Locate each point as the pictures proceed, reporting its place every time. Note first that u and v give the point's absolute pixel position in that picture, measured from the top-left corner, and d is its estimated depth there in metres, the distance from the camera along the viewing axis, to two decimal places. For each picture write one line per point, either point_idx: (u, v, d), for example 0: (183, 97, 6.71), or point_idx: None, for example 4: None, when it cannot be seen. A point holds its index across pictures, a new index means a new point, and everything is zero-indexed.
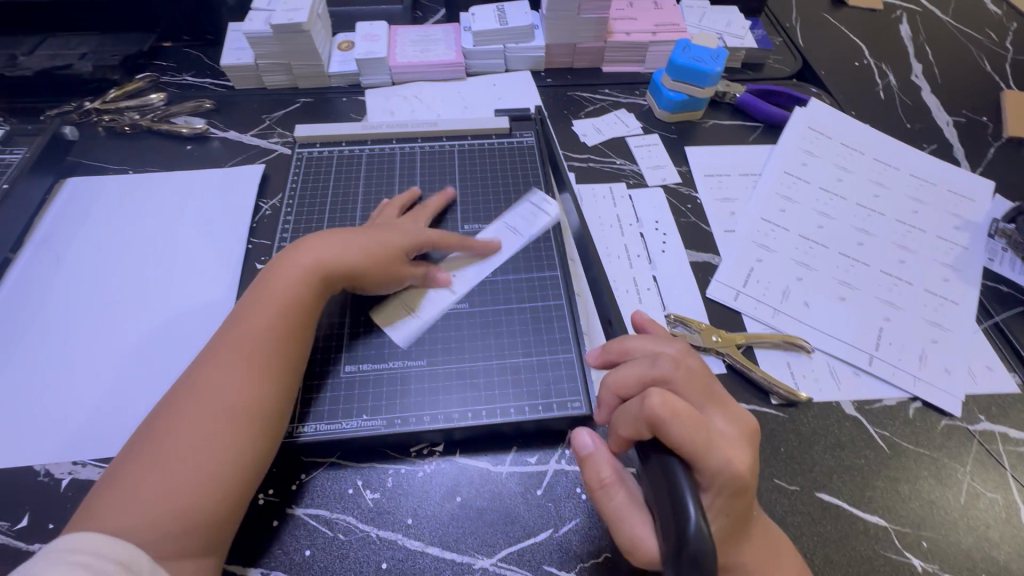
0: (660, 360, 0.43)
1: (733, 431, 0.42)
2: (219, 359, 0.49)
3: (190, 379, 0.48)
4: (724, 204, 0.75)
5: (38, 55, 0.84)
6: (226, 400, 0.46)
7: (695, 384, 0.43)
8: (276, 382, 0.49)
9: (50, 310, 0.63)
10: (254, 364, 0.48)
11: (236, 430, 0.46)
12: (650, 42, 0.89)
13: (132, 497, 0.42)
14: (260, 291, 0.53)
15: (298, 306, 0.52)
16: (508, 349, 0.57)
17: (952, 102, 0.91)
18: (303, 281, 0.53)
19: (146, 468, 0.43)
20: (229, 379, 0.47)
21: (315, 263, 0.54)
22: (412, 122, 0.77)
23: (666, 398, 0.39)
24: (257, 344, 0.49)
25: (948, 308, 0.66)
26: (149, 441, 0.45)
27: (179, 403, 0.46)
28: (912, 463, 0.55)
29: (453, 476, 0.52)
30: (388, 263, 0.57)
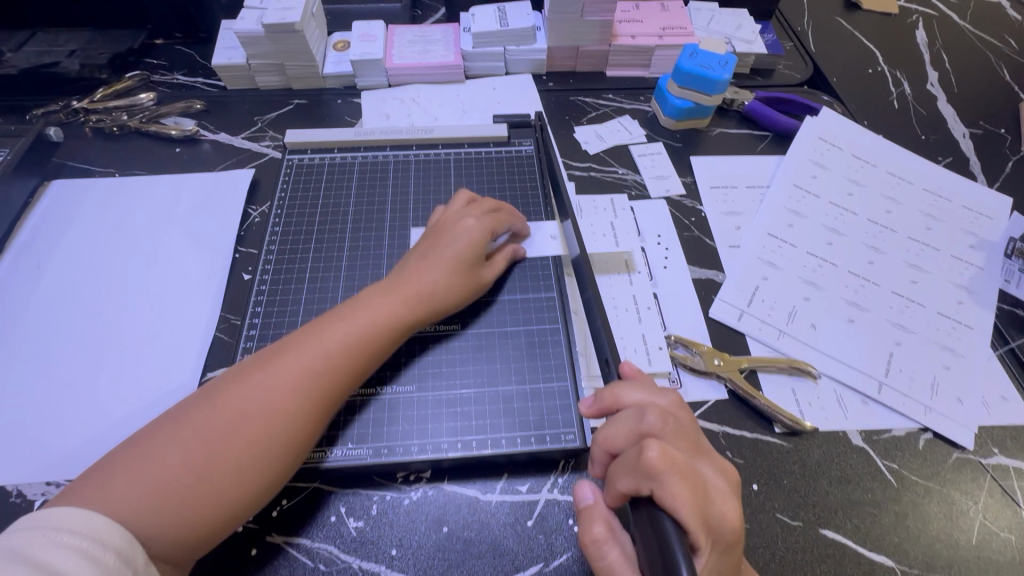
0: (648, 412, 0.40)
1: (722, 482, 0.40)
2: (277, 374, 0.47)
3: (241, 381, 0.47)
4: (729, 217, 0.73)
5: (26, 52, 0.81)
6: (270, 424, 0.45)
7: (685, 438, 0.40)
8: (320, 418, 0.47)
9: (30, 318, 0.61)
10: (308, 394, 0.47)
11: (269, 457, 0.44)
12: (656, 46, 0.85)
13: (150, 489, 0.41)
14: (338, 320, 0.51)
15: (373, 350, 0.50)
16: (502, 377, 0.54)
17: (969, 113, 0.87)
18: (389, 325, 0.51)
19: (173, 463, 0.42)
20: (280, 402, 0.46)
21: (408, 293, 0.53)
22: (407, 128, 0.75)
23: (663, 450, 0.36)
24: (318, 374, 0.47)
25: (962, 332, 0.63)
26: (183, 435, 0.43)
27: (222, 406, 0.45)
28: (923, 500, 0.52)
29: (441, 505, 0.50)
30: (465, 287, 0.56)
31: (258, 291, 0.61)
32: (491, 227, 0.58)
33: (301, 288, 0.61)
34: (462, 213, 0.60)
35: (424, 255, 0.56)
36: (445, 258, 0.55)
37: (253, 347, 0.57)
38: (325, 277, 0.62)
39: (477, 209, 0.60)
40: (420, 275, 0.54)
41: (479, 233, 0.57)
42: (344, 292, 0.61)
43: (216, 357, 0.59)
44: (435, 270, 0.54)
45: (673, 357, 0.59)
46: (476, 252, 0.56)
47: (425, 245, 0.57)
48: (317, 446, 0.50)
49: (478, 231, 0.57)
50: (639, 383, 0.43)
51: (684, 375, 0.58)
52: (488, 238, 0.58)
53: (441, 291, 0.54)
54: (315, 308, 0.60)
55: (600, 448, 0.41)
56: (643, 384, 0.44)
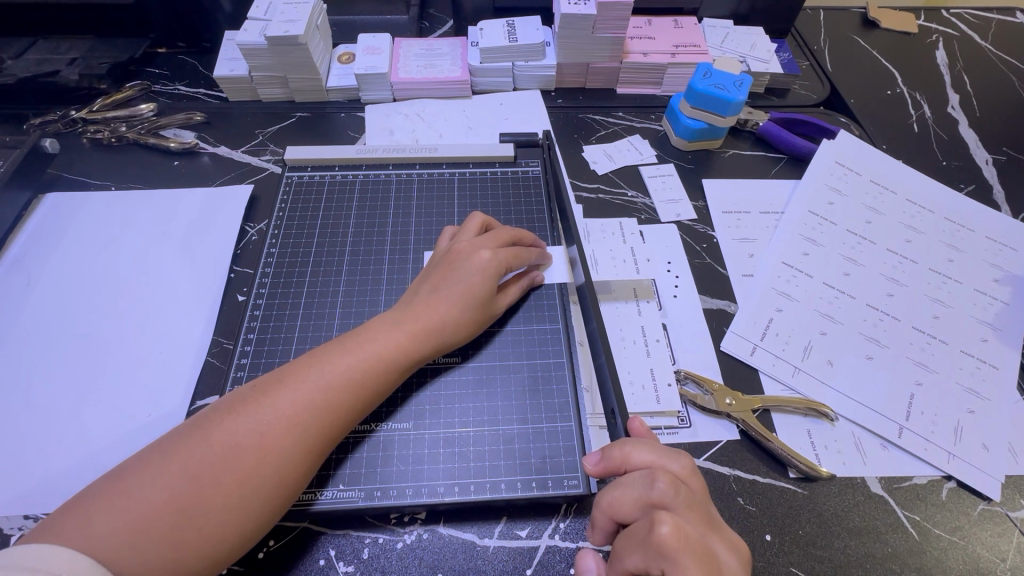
0: (658, 483, 0.39)
1: (735, 561, 0.39)
2: (274, 406, 0.44)
3: (235, 411, 0.44)
4: (742, 244, 0.70)
5: (26, 60, 0.80)
6: (262, 461, 0.42)
7: (696, 509, 0.40)
8: (316, 455, 0.45)
9: (17, 337, 0.59)
10: (305, 429, 0.44)
11: (257, 497, 0.42)
12: (669, 64, 0.83)
13: (133, 526, 0.38)
14: (341, 351, 0.48)
15: (376, 384, 0.48)
16: (502, 416, 0.52)
17: (991, 138, 0.85)
18: (394, 359, 0.49)
19: (159, 499, 0.40)
20: (275, 437, 0.43)
21: (416, 327, 0.50)
22: (411, 146, 0.73)
23: (676, 525, 0.37)
24: (317, 408, 0.45)
25: (986, 373, 0.60)
26: (172, 468, 0.41)
27: (213, 438, 0.43)
28: (947, 556, 0.49)
29: (435, 551, 0.47)
30: (476, 322, 0.53)
31: (251, 315, 0.58)
32: (507, 261, 0.55)
33: (296, 313, 0.59)
34: (475, 241, 0.56)
35: (434, 285, 0.53)
36: (456, 290, 0.53)
37: (244, 376, 0.54)
38: (322, 301, 0.60)
39: (489, 236, 0.56)
40: (430, 308, 0.52)
41: (492, 264, 0.54)
42: (341, 319, 0.58)
43: (206, 383, 0.57)
44: (445, 303, 0.52)
45: (682, 395, 0.56)
46: (489, 288, 0.53)
47: (435, 277, 0.54)
48: (308, 487, 0.47)
49: (491, 264, 0.54)
50: (648, 443, 0.43)
51: (695, 414, 0.56)
52: (503, 272, 0.55)
53: (450, 327, 0.52)
54: (310, 335, 0.57)
55: (607, 516, 0.41)
56: (653, 445, 0.43)
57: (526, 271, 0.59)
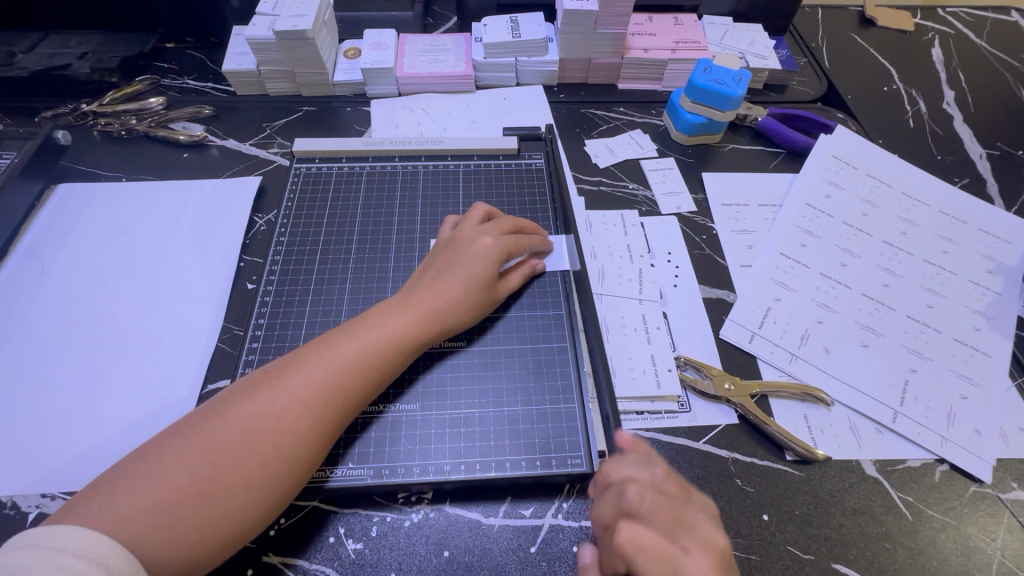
0: (624, 492, 0.41)
1: (707, 563, 0.40)
2: (288, 390, 0.46)
3: (250, 395, 0.45)
4: (741, 236, 0.71)
5: (37, 54, 0.81)
6: (280, 442, 0.44)
7: (665, 513, 0.41)
8: (330, 436, 0.46)
9: (32, 323, 0.61)
10: (319, 411, 0.46)
11: (277, 477, 0.43)
12: (670, 60, 0.84)
13: (157, 509, 0.39)
14: (351, 335, 0.50)
15: (386, 366, 0.49)
16: (507, 398, 0.53)
17: (986, 133, 0.86)
18: (403, 342, 0.50)
19: (181, 483, 0.41)
20: (291, 420, 0.45)
21: (421, 311, 0.52)
22: (416, 139, 0.74)
23: (631, 532, 0.39)
24: (330, 391, 0.46)
25: (980, 360, 0.61)
26: (191, 453, 0.42)
27: (230, 421, 0.44)
28: (939, 535, 0.51)
29: (442, 529, 0.48)
30: (479, 305, 0.55)
31: (262, 301, 0.60)
32: (508, 246, 0.57)
33: (305, 300, 0.60)
34: (477, 228, 0.58)
35: (437, 272, 0.55)
36: (459, 276, 0.54)
37: (255, 361, 0.55)
38: (331, 288, 0.61)
39: (491, 226, 0.59)
40: (435, 293, 0.53)
41: (492, 250, 0.56)
42: (350, 305, 0.60)
43: (217, 368, 0.58)
44: (449, 288, 0.53)
45: (682, 380, 0.58)
46: (492, 271, 0.55)
47: (439, 263, 0.56)
48: (321, 465, 0.49)
49: (494, 248, 0.56)
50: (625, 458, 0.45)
51: (694, 399, 0.57)
52: (505, 257, 0.57)
53: (456, 309, 0.53)
54: (319, 321, 0.59)
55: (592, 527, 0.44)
56: (630, 458, 0.45)
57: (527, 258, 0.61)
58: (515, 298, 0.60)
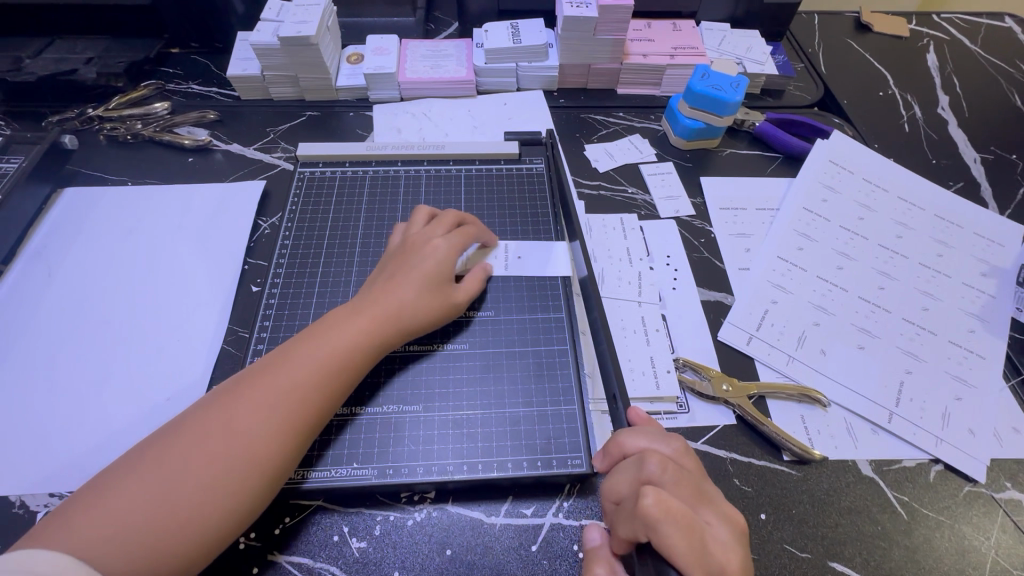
0: (647, 462, 0.42)
1: (725, 532, 0.41)
2: (243, 399, 0.46)
3: (206, 409, 0.46)
4: (739, 239, 0.72)
5: (44, 59, 0.82)
6: (236, 448, 0.44)
7: (686, 485, 0.42)
8: (290, 439, 0.46)
9: (38, 325, 0.61)
10: (274, 415, 0.46)
11: (237, 482, 0.43)
12: (668, 66, 0.86)
13: (115, 524, 0.40)
14: (306, 342, 0.51)
15: (341, 367, 0.50)
16: (508, 398, 0.54)
17: (981, 138, 0.87)
18: (357, 344, 0.51)
19: (141, 495, 0.41)
20: (248, 427, 0.45)
21: (378, 313, 0.53)
22: (419, 143, 0.75)
23: (659, 497, 0.39)
24: (286, 396, 0.47)
25: (974, 362, 0.62)
26: (150, 467, 0.43)
27: (187, 434, 0.44)
28: (934, 534, 0.51)
29: (445, 528, 0.49)
30: (437, 303, 0.55)
31: (267, 303, 0.61)
32: (458, 243, 0.58)
33: (309, 302, 0.61)
34: (426, 231, 0.60)
35: (393, 276, 0.56)
36: (412, 277, 0.55)
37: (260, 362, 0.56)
38: (334, 291, 0.62)
39: (438, 226, 0.60)
40: (390, 294, 0.54)
41: (442, 249, 0.57)
42: None
43: (221, 369, 0.59)
44: (403, 289, 0.54)
45: (681, 381, 0.59)
46: (444, 270, 0.56)
47: (392, 267, 0.57)
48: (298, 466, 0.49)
49: (445, 248, 0.57)
50: (643, 431, 0.46)
51: (693, 400, 0.58)
52: (456, 256, 0.58)
53: (411, 308, 0.54)
54: None
55: (605, 499, 0.44)
56: (646, 431, 0.46)
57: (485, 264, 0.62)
58: (516, 301, 0.61)
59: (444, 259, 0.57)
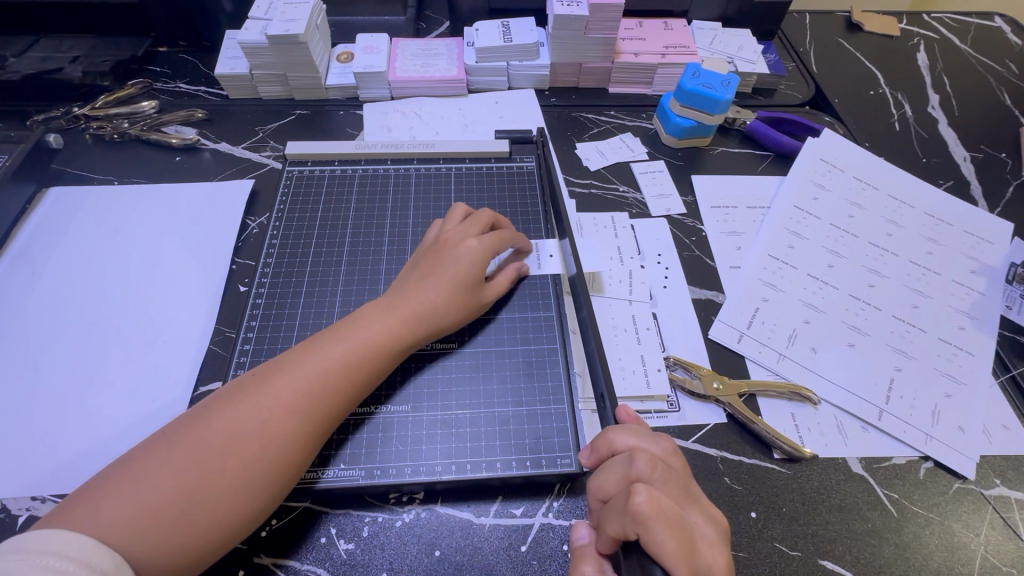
0: (637, 460, 0.42)
1: (710, 532, 0.42)
2: (275, 393, 0.46)
3: (237, 399, 0.46)
4: (730, 237, 0.72)
5: (29, 57, 0.81)
6: (266, 445, 0.44)
7: (674, 484, 0.42)
8: (316, 439, 0.46)
9: (23, 326, 0.60)
10: (305, 413, 0.46)
11: (263, 479, 0.43)
12: (660, 65, 0.85)
13: (143, 512, 0.40)
14: (335, 339, 0.50)
15: (371, 368, 0.49)
16: (498, 398, 0.54)
17: (970, 136, 0.88)
18: (387, 345, 0.51)
19: (166, 485, 0.41)
20: (277, 424, 0.45)
21: (409, 314, 0.52)
22: (408, 142, 0.75)
23: (650, 496, 0.39)
24: (316, 395, 0.46)
25: (964, 359, 0.62)
26: (178, 456, 0.42)
27: (216, 425, 0.44)
28: (923, 532, 0.51)
29: (433, 528, 0.49)
30: (465, 306, 0.55)
31: (254, 303, 0.60)
32: (493, 246, 0.57)
33: (297, 302, 0.60)
34: (462, 230, 0.59)
35: (423, 274, 0.55)
36: (444, 278, 0.54)
37: (247, 362, 0.56)
38: (323, 290, 0.62)
39: (473, 224, 0.59)
40: (419, 294, 0.53)
41: (476, 250, 0.56)
42: (342, 306, 0.60)
43: (208, 370, 0.58)
44: (434, 290, 0.54)
45: (672, 380, 0.58)
46: (477, 274, 0.55)
47: (425, 264, 0.56)
48: (311, 466, 0.49)
49: (479, 250, 0.56)
50: (632, 429, 0.45)
51: (684, 399, 0.58)
52: (490, 259, 0.57)
53: (440, 310, 0.54)
54: (311, 323, 0.59)
55: (593, 497, 0.44)
56: (636, 430, 0.46)
57: (513, 262, 0.62)
58: (507, 300, 0.60)
59: (478, 260, 0.56)
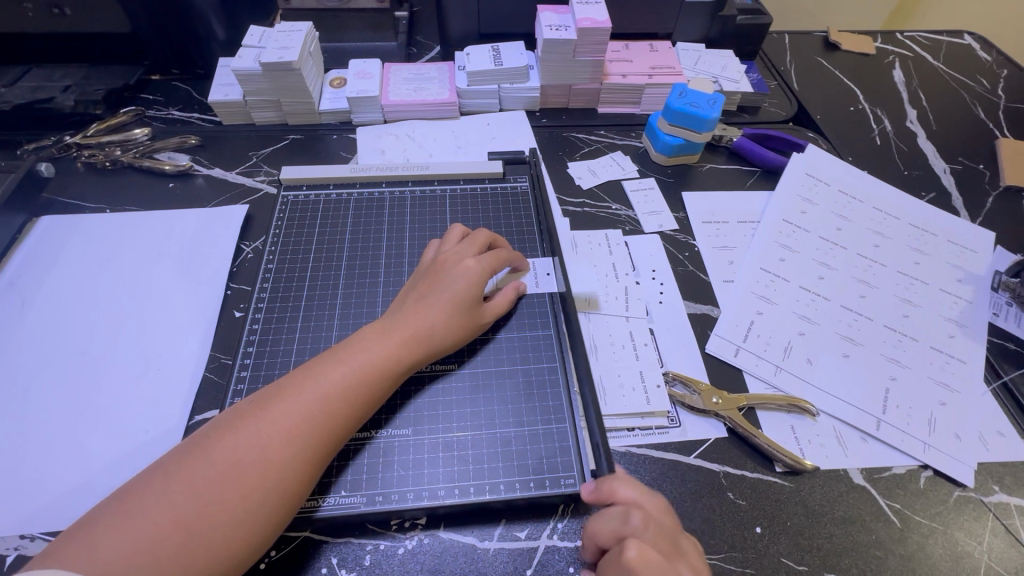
0: (631, 517, 0.43)
1: None
2: (274, 420, 0.45)
3: (236, 426, 0.45)
4: (722, 252, 0.73)
5: (20, 87, 0.82)
6: (266, 474, 0.43)
7: (665, 540, 0.43)
8: (316, 465, 0.45)
9: (12, 358, 0.59)
10: (304, 439, 0.45)
11: (263, 508, 0.42)
12: (646, 85, 0.88)
13: (140, 550, 0.38)
14: (333, 362, 0.49)
15: (371, 392, 0.49)
16: (499, 418, 0.53)
17: (949, 149, 0.90)
18: (386, 367, 0.50)
19: (164, 518, 0.40)
20: (277, 451, 0.44)
21: (407, 336, 0.52)
22: (403, 165, 0.75)
23: (641, 550, 0.41)
24: (316, 419, 0.46)
25: (956, 367, 0.63)
26: (174, 488, 0.41)
27: (214, 455, 0.43)
28: (926, 541, 0.51)
29: (437, 554, 0.48)
30: (464, 326, 0.55)
31: (249, 330, 0.59)
32: (490, 266, 0.57)
33: (294, 326, 0.60)
34: (458, 251, 0.59)
35: (422, 296, 0.55)
36: (444, 299, 0.54)
37: (243, 389, 0.55)
38: (320, 314, 0.61)
39: (470, 244, 0.59)
40: (419, 316, 0.53)
41: (475, 270, 0.56)
42: (340, 330, 0.60)
43: (204, 399, 0.57)
44: (433, 311, 0.54)
45: (671, 396, 0.58)
46: (476, 295, 0.55)
47: (424, 285, 0.56)
48: (311, 494, 0.48)
49: (477, 271, 0.56)
50: (631, 480, 0.46)
51: (684, 414, 0.58)
52: (487, 279, 0.57)
53: (439, 332, 0.53)
54: (309, 347, 0.58)
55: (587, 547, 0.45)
56: (634, 481, 0.46)
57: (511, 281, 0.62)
58: (504, 320, 0.60)
59: (477, 280, 0.56)
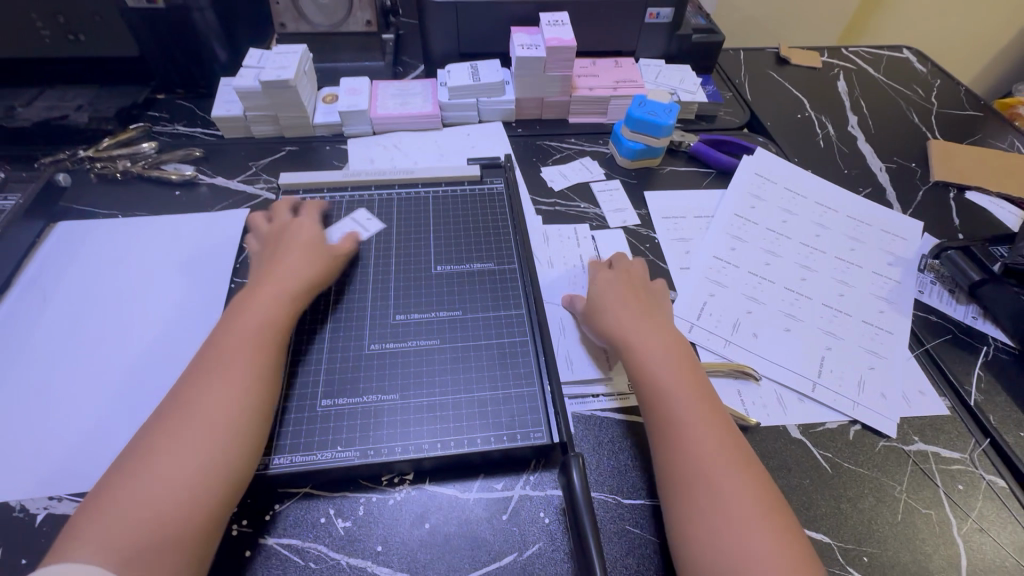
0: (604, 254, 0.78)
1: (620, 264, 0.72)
2: (195, 393, 0.51)
3: (164, 417, 0.50)
4: (679, 243, 0.81)
5: (37, 106, 0.89)
6: (206, 428, 0.49)
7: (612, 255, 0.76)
8: (252, 407, 0.52)
9: (35, 346, 0.65)
10: (228, 390, 0.52)
11: (218, 453, 0.48)
12: (611, 97, 0.97)
13: (121, 527, 0.43)
14: (229, 331, 0.57)
15: (271, 337, 0.57)
16: (475, 383, 0.60)
17: (885, 150, 1.00)
18: (277, 316, 0.59)
19: (132, 497, 0.45)
20: (210, 409, 0.50)
21: (281, 286, 0.61)
22: (390, 170, 0.83)
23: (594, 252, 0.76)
24: (234, 373, 0.53)
25: (884, 337, 0.71)
26: (132, 474, 0.46)
27: (156, 439, 0.48)
28: (855, 483, 0.58)
29: (422, 503, 0.54)
30: (323, 261, 0.66)
31: None
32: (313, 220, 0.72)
33: None
34: (285, 219, 0.72)
35: (276, 255, 0.66)
36: (296, 249, 0.66)
37: None
38: None
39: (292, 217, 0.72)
40: (281, 267, 0.63)
41: (305, 226, 0.70)
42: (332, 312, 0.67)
43: None
44: (291, 260, 0.64)
45: None
46: (315, 239, 0.68)
47: (273, 251, 0.67)
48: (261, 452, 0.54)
49: (308, 224, 0.70)
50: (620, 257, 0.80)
51: None
52: (319, 229, 0.70)
53: (303, 272, 0.63)
54: None
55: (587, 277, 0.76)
56: None
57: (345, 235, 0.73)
58: (480, 301, 0.68)
59: (308, 230, 0.69)
